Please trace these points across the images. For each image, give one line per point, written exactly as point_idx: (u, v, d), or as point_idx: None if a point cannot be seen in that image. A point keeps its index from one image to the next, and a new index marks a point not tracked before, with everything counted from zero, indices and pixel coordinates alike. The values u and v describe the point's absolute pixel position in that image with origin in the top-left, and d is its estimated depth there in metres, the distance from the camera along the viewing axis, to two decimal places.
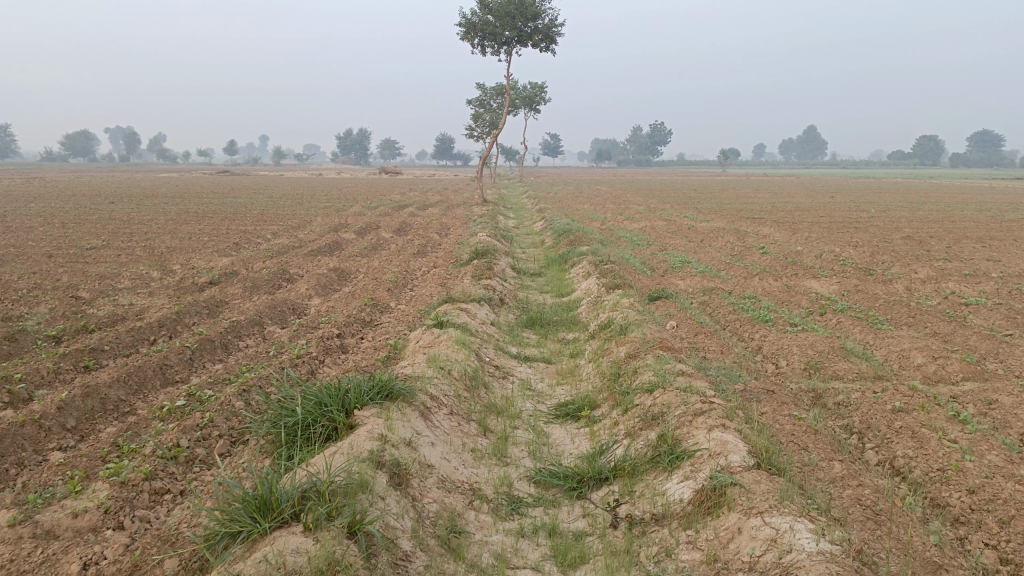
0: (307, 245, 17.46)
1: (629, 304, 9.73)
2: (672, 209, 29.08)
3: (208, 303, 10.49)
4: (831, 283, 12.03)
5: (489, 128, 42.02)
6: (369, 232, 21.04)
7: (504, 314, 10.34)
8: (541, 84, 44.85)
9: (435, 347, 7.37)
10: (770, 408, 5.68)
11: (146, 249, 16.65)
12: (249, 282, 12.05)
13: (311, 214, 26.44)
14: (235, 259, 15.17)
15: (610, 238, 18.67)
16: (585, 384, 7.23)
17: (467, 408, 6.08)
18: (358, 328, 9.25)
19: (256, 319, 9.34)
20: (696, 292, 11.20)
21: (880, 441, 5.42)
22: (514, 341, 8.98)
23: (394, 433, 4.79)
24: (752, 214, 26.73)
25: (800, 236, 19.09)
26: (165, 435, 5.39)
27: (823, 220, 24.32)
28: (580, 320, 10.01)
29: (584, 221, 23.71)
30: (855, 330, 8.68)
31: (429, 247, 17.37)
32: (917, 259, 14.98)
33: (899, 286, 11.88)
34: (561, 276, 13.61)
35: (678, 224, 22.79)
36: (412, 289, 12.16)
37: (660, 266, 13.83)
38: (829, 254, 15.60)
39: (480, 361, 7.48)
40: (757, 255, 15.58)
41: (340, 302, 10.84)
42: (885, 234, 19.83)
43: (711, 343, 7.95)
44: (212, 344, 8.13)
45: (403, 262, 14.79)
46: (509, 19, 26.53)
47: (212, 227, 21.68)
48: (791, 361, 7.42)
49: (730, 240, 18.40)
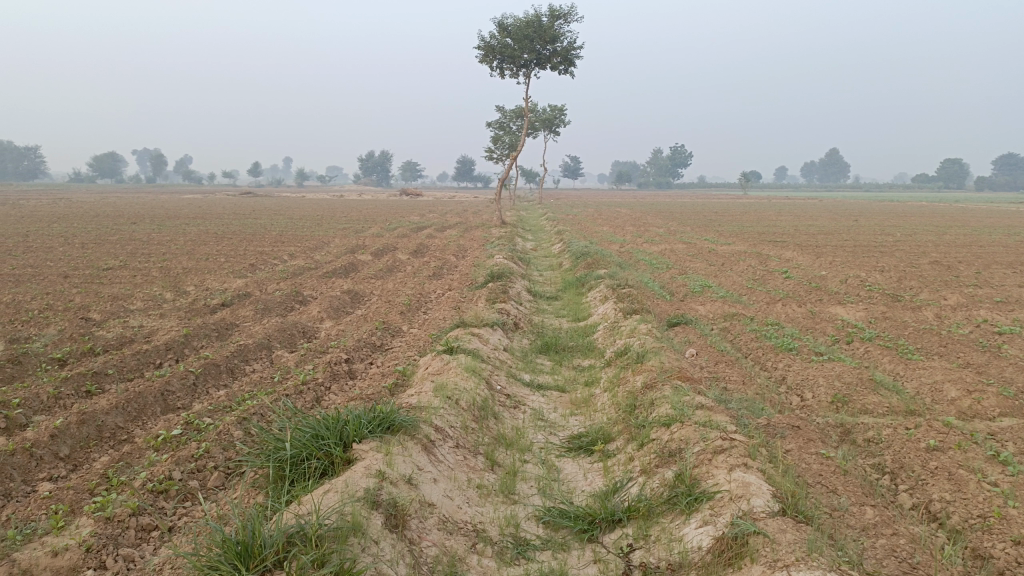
0: (322, 267, 17.35)
1: (646, 330, 9.43)
2: (692, 232, 28.74)
3: (218, 325, 10.32)
4: (857, 310, 11.65)
5: (509, 150, 42.00)
6: (385, 253, 20.91)
7: (518, 339, 10.07)
8: (561, 106, 44.88)
9: (444, 375, 7.10)
10: (795, 445, 5.35)
11: (162, 270, 16.60)
12: (261, 304, 11.89)
13: (329, 236, 26.42)
14: (249, 280, 15.06)
15: (629, 261, 18.39)
16: (600, 416, 6.92)
17: (475, 441, 5.80)
18: (368, 353, 9.03)
19: (264, 342, 9.14)
20: (717, 318, 10.87)
21: (914, 483, 5.06)
22: (528, 368, 8.69)
23: (394, 469, 4.52)
24: (774, 237, 26.33)
25: (824, 260, 18.69)
26: (158, 467, 5.16)
27: (847, 244, 23.86)
28: (596, 347, 9.72)
29: (603, 243, 23.45)
30: (883, 360, 8.31)
31: (445, 270, 17.18)
32: (946, 285, 14.54)
33: (928, 313, 11.47)
34: (578, 300, 13.33)
35: (698, 247, 22.45)
36: (425, 312, 11.93)
37: (680, 291, 13.51)
38: (853, 279, 15.19)
39: (491, 390, 7.20)
40: (779, 280, 15.22)
41: (351, 325, 10.63)
42: (911, 259, 19.38)
43: (732, 372, 7.61)
44: (217, 369, 7.93)
45: (418, 284, 14.59)
46: (529, 41, 26.53)
47: (229, 248, 21.66)
48: (817, 393, 7.06)
49: (752, 264, 18.03)
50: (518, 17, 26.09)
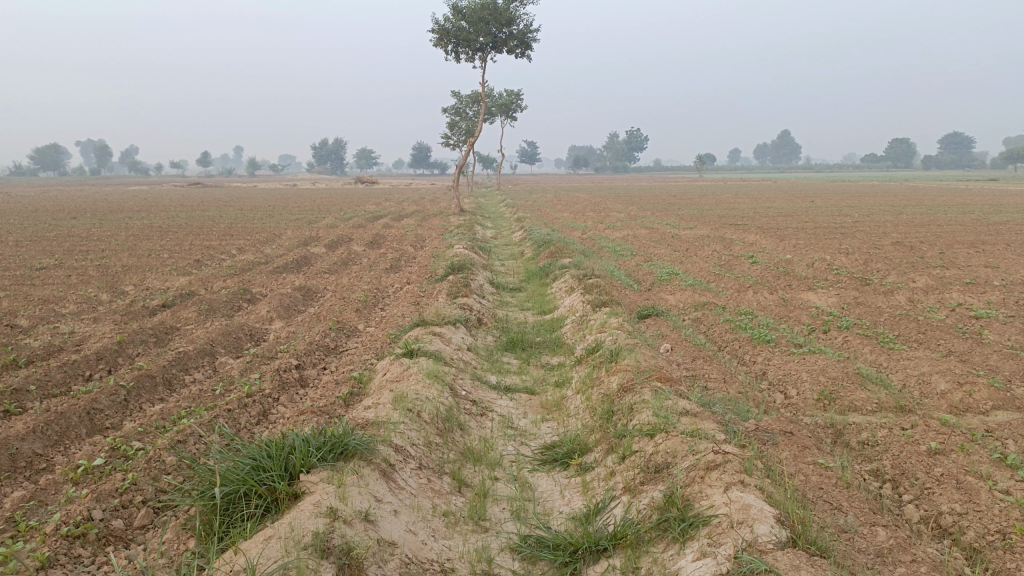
0: (273, 261, 16.53)
1: (617, 324, 8.93)
2: (653, 217, 28.48)
3: (156, 330, 9.56)
4: (828, 295, 11.33)
5: (466, 137, 41.21)
6: (340, 245, 20.16)
7: (482, 336, 9.50)
8: (517, 91, 44.32)
9: (404, 383, 6.50)
10: (790, 455, 4.89)
11: (101, 269, 15.65)
12: (205, 304, 11.13)
13: (281, 227, 25.51)
14: (194, 278, 14.21)
15: (592, 249, 17.93)
16: (574, 422, 6.40)
17: (439, 459, 5.23)
18: (321, 357, 8.38)
19: (206, 348, 8.44)
20: (687, 308, 10.45)
21: (920, 492, 4.64)
22: (493, 369, 8.13)
23: (347, 505, 3.93)
24: (735, 221, 26.14)
25: (788, 244, 18.45)
26: (74, 506, 4.49)
27: (809, 225, 23.76)
28: (564, 342, 9.21)
29: (565, 230, 23.00)
30: (864, 351, 7.94)
31: (403, 261, 16.52)
32: (913, 267, 14.37)
33: (901, 298, 11.21)
34: (543, 292, 12.80)
35: (661, 232, 22.10)
36: (382, 309, 11.27)
37: (647, 279, 13.10)
38: (820, 262, 14.93)
39: (455, 397, 6.63)
40: (746, 265, 14.92)
41: (302, 326, 9.94)
42: (873, 240, 19.28)
43: (710, 369, 7.15)
44: (152, 382, 7.23)
45: (374, 278, 13.93)
46: (484, 24, 25.81)
47: (175, 243, 20.67)
48: (802, 390, 6.64)
49: (716, 249, 17.70)
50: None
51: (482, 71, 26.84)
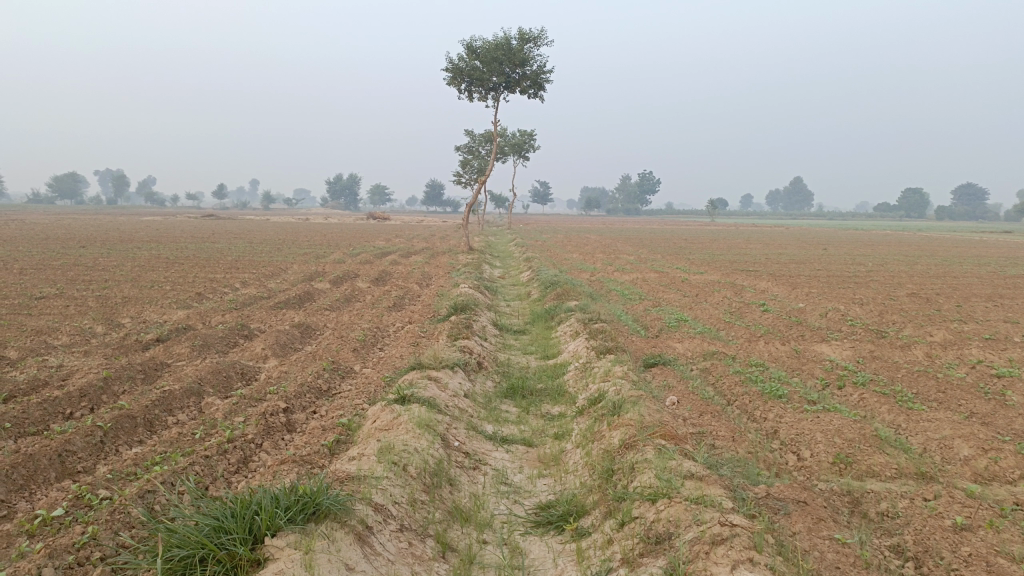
0: (275, 296, 16.29)
1: (622, 373, 8.56)
2: (664, 260, 28.24)
3: (145, 366, 9.25)
4: (842, 348, 10.93)
5: (478, 175, 41.23)
6: (345, 281, 19.94)
7: (481, 381, 9.15)
8: (530, 131, 44.51)
9: (393, 433, 6.15)
10: (803, 527, 4.50)
11: (100, 300, 15.42)
12: (199, 340, 10.84)
13: (288, 261, 25.37)
14: (192, 311, 13.96)
15: (600, 292, 17.62)
16: (572, 480, 6.02)
17: (423, 519, 4.85)
18: (312, 400, 8.04)
19: (193, 387, 8.11)
20: (695, 357, 10.08)
21: (947, 574, 4.23)
22: (490, 418, 7.76)
23: (314, 575, 3.56)
24: (746, 266, 25.82)
25: (800, 292, 18.08)
26: (24, 563, 4.12)
27: (822, 273, 23.39)
28: (566, 390, 8.84)
29: (573, 271, 22.73)
30: (882, 410, 7.54)
31: (407, 300, 16.24)
32: (929, 320, 13.97)
33: (919, 352, 10.81)
34: (547, 335, 12.46)
35: (670, 276, 21.77)
36: (381, 350, 10.94)
37: (654, 325, 12.75)
38: (833, 312, 14.55)
39: (447, 448, 6.27)
40: (757, 313, 14.55)
41: (295, 365, 9.62)
42: (888, 290, 18.90)
43: (718, 426, 6.77)
44: (132, 424, 6.90)
45: (376, 317, 13.64)
46: (497, 64, 25.88)
47: (179, 274, 20.51)
48: (815, 452, 6.24)
49: (727, 295, 17.35)
50: (487, 39, 25.49)
51: (494, 111, 26.86)
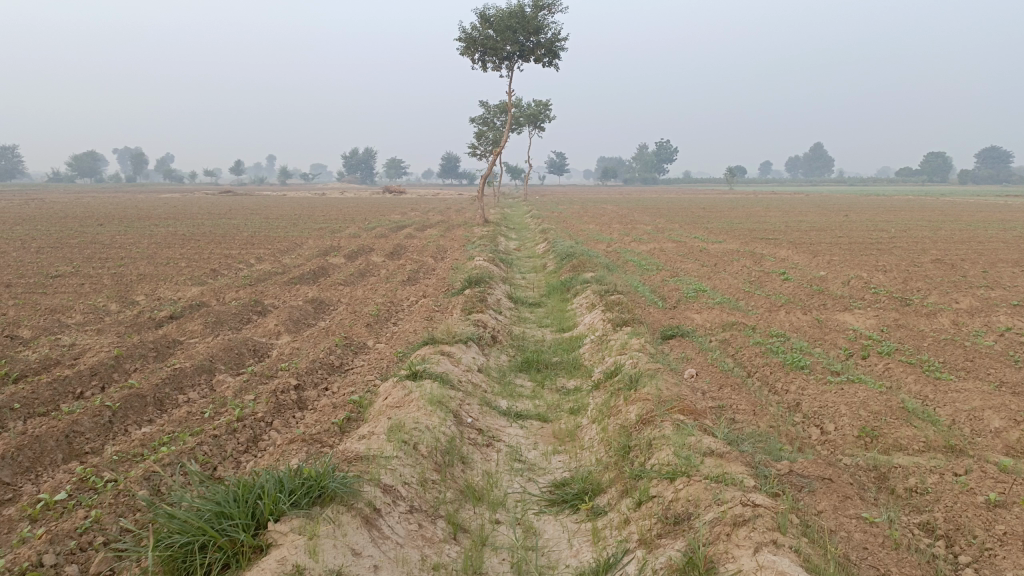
0: (290, 271, 16.20)
1: (638, 346, 8.36)
2: (682, 230, 27.86)
3: (157, 344, 9.19)
4: (866, 317, 10.65)
5: (493, 147, 40.84)
6: (360, 255, 19.83)
7: (495, 355, 9.00)
8: (545, 101, 43.96)
9: (403, 410, 6.02)
10: (828, 506, 4.31)
11: (115, 278, 15.40)
12: (212, 317, 10.77)
13: (303, 236, 25.28)
14: (206, 288, 13.90)
15: (617, 262, 17.38)
16: (587, 456, 5.87)
17: (434, 500, 4.72)
18: (323, 376, 7.92)
19: (204, 365, 8.03)
20: (714, 328, 9.86)
21: (980, 553, 4.04)
22: (504, 393, 7.60)
23: (318, 560, 3.44)
24: (766, 234, 25.42)
25: (821, 260, 17.73)
26: (25, 550, 4.04)
27: (844, 241, 22.95)
28: (582, 363, 8.68)
29: (590, 242, 22.47)
30: (908, 380, 7.30)
31: (421, 273, 16.11)
32: (955, 287, 13.62)
33: (945, 320, 10.52)
34: (563, 307, 12.28)
35: (689, 246, 21.46)
36: (394, 325, 10.81)
37: (672, 295, 12.53)
38: (856, 280, 14.23)
39: (460, 425, 6.13)
40: (777, 282, 14.27)
41: (308, 341, 9.51)
42: (912, 256, 18.50)
43: (738, 399, 6.57)
44: (141, 403, 6.83)
45: (390, 291, 13.51)
46: (511, 33, 25.43)
47: (194, 251, 20.50)
48: (840, 426, 6.03)
49: (746, 264, 17.05)
50: (500, 7, 25.01)
51: (508, 80, 26.47)
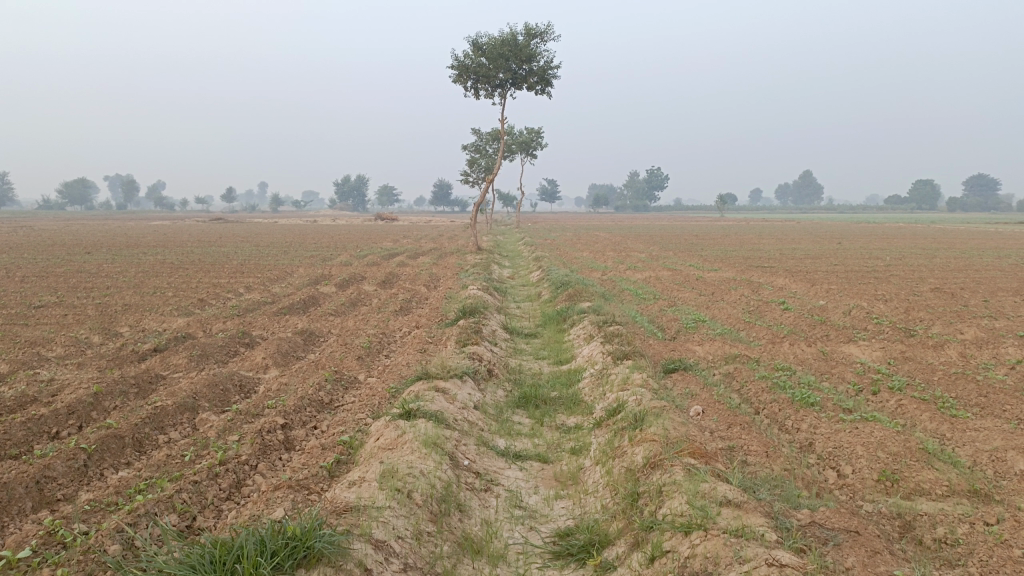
0: (279, 301, 15.85)
1: (641, 381, 8.05)
2: (676, 257, 27.67)
3: (139, 379, 8.80)
4: (872, 348, 10.38)
5: (485, 174, 40.73)
6: (351, 284, 19.50)
7: (492, 389, 8.67)
8: (537, 129, 43.98)
9: (396, 453, 5.68)
10: (857, 562, 3.99)
11: (100, 308, 15.02)
12: (197, 350, 10.40)
13: (293, 264, 24.94)
14: (193, 319, 13.53)
15: (613, 291, 17.11)
16: (592, 502, 5.53)
17: (430, 556, 4.37)
18: (312, 414, 7.56)
19: (187, 403, 7.66)
20: (717, 361, 9.56)
21: None
22: (502, 431, 7.26)
23: None
24: (761, 262, 25.23)
25: (819, 288, 17.51)
26: None
27: (840, 268, 22.79)
28: (582, 399, 8.35)
29: (585, 270, 22.24)
30: (924, 418, 7.00)
31: (414, 303, 15.78)
32: (958, 317, 13.39)
33: (953, 352, 10.26)
34: (560, 339, 11.97)
35: (684, 274, 21.22)
36: (386, 357, 10.46)
37: (671, 326, 12.24)
38: (856, 310, 13.99)
39: (456, 468, 5.79)
40: (777, 311, 14.02)
41: (297, 375, 9.16)
42: (910, 285, 18.31)
43: (749, 439, 6.25)
44: (119, 445, 6.46)
45: (381, 322, 13.17)
46: (503, 61, 25.39)
47: (183, 280, 20.14)
48: (857, 469, 5.73)
49: (744, 293, 16.80)
50: (493, 35, 25.00)
51: (500, 108, 26.39)
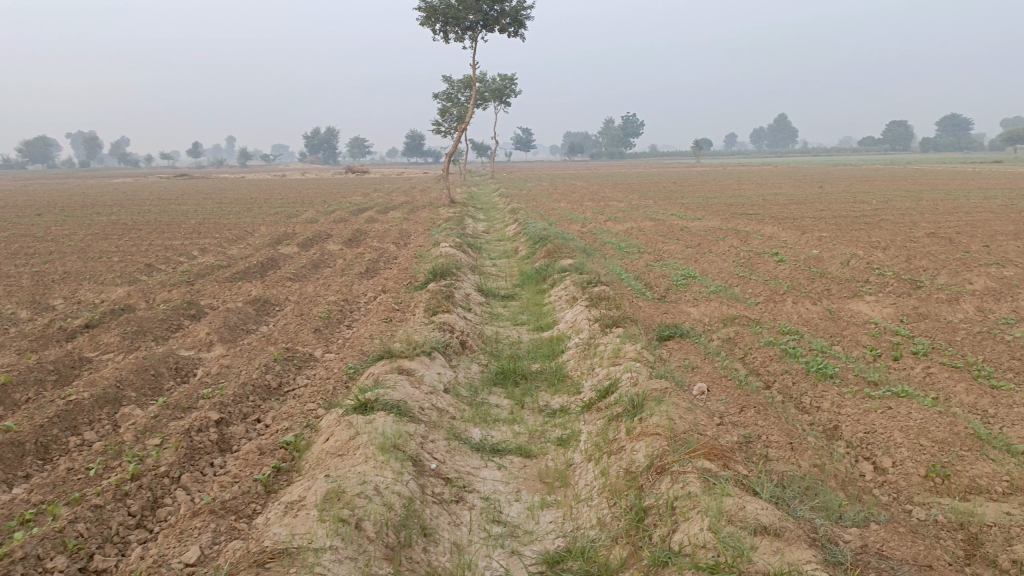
0: (235, 265, 14.62)
1: (635, 353, 7.08)
2: (657, 206, 26.63)
3: (59, 366, 7.63)
4: (881, 305, 9.46)
5: (457, 123, 39.15)
6: (315, 243, 18.30)
7: (465, 365, 7.65)
8: (511, 76, 42.27)
9: (347, 462, 4.67)
10: None
11: (35, 277, 13.68)
12: (134, 326, 9.24)
13: (256, 223, 23.57)
14: (136, 287, 12.28)
15: (594, 246, 16.06)
16: (586, 513, 4.58)
17: None
18: (256, 404, 6.50)
19: (108, 395, 6.55)
20: (715, 324, 8.60)
21: None
22: (476, 419, 6.25)
23: None
24: (745, 210, 24.23)
25: (812, 237, 16.57)
26: None
27: (828, 215, 21.85)
28: (569, 374, 7.36)
29: (563, 223, 21.13)
30: (962, 389, 6.09)
31: (381, 263, 14.63)
32: (964, 265, 12.53)
33: (969, 305, 9.39)
34: (539, 300, 10.96)
35: (668, 224, 20.17)
36: (348, 329, 9.37)
37: (660, 284, 11.24)
38: (856, 260, 13.07)
39: (420, 475, 4.79)
40: (771, 264, 13.08)
41: (243, 354, 8.06)
42: (904, 231, 17.47)
43: (767, 426, 5.31)
44: (16, 454, 5.37)
45: (344, 286, 12.04)
46: (473, 1, 23.80)
47: (134, 243, 18.76)
48: (899, 463, 4.82)
49: (733, 243, 15.81)
50: None
51: (472, 52, 24.89)
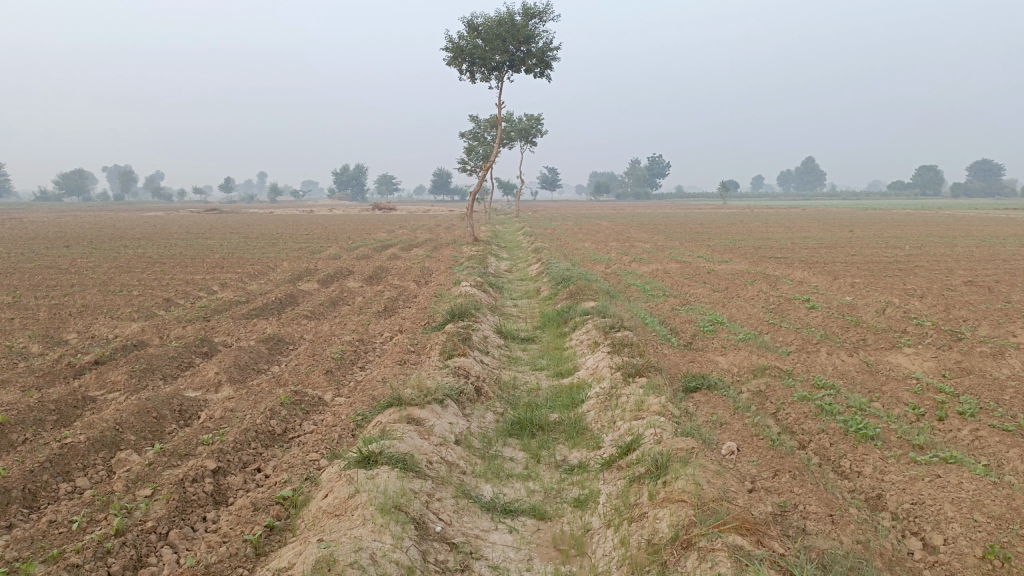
0: (253, 301, 14.44)
1: (659, 405, 6.67)
2: (683, 247, 26.24)
3: (61, 405, 7.37)
4: (921, 357, 8.96)
5: (482, 162, 39.27)
6: (335, 280, 18.13)
7: (479, 414, 7.28)
8: (537, 116, 42.42)
9: (344, 524, 4.32)
10: None
11: (53, 310, 13.59)
12: (143, 363, 9.00)
13: (279, 258, 23.54)
14: (151, 323, 12.09)
15: (617, 288, 15.69)
16: None
17: None
18: (257, 452, 6.16)
19: (104, 439, 6.25)
20: (744, 375, 8.15)
21: None
22: (488, 474, 5.86)
23: None
24: (774, 253, 23.77)
25: (844, 282, 16.06)
26: None
27: (860, 259, 21.29)
28: (588, 426, 6.95)
29: (587, 263, 20.81)
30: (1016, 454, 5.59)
31: (400, 302, 14.37)
32: (1006, 316, 11.97)
33: (1016, 360, 8.85)
34: (560, 345, 10.58)
35: (694, 266, 19.75)
36: (360, 372, 9.05)
37: (686, 330, 10.82)
38: (891, 308, 12.56)
39: (422, 539, 4.41)
40: (801, 310, 12.61)
41: (250, 396, 7.76)
42: (940, 278, 16.88)
43: (804, 494, 4.86)
44: (1, 502, 5.06)
45: (361, 326, 11.76)
46: (499, 42, 23.88)
47: (155, 276, 18.73)
48: (952, 540, 4.35)
49: (762, 288, 15.35)
50: (488, 15, 23.49)
51: (498, 92, 24.91)
